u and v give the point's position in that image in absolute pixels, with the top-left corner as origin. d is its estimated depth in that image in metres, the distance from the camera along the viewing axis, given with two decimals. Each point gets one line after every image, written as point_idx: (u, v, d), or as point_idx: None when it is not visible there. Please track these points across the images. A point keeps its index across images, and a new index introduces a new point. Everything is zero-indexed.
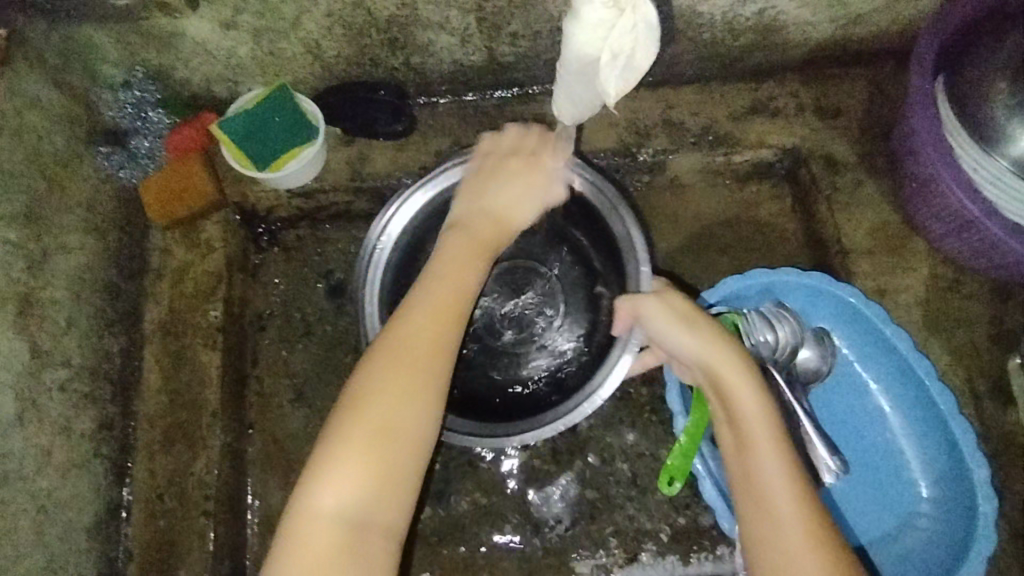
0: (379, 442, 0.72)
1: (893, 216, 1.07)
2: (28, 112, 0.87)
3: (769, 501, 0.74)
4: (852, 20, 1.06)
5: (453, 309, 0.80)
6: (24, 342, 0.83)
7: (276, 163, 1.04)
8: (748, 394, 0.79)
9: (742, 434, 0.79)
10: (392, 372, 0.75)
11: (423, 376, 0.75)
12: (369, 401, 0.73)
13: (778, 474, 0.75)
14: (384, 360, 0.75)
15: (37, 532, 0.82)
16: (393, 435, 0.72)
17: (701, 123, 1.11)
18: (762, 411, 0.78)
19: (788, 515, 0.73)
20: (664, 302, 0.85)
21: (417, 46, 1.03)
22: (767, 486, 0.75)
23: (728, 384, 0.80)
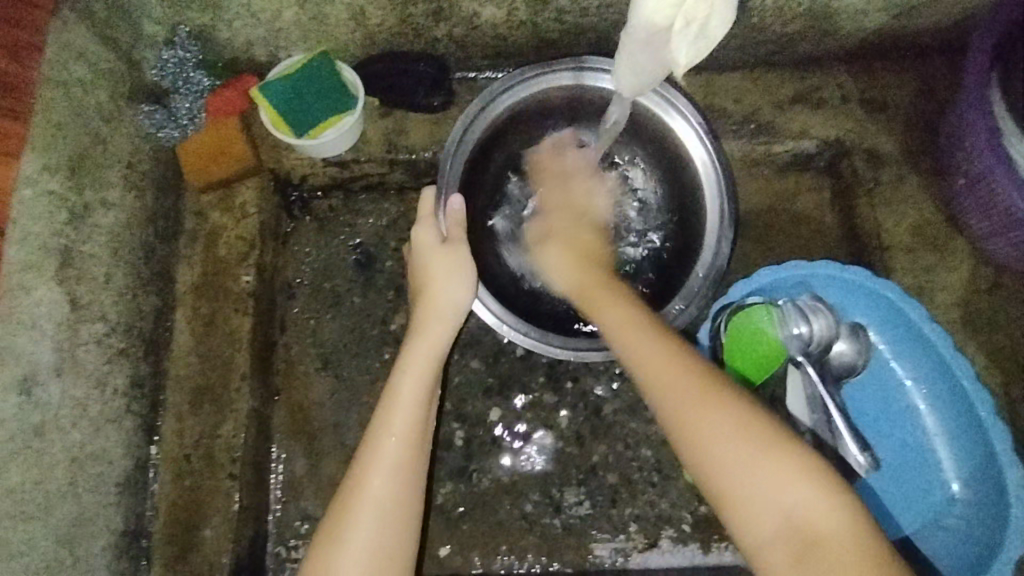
0: (378, 528, 0.77)
1: (935, 214, 1.05)
2: (74, 65, 0.86)
3: (669, 401, 0.73)
4: (907, 11, 1.03)
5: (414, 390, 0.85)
6: (64, 294, 0.83)
7: (313, 132, 1.03)
8: (621, 309, 0.82)
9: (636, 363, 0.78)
10: (369, 491, 0.79)
11: (393, 485, 0.79)
12: (361, 505, 0.78)
13: (666, 376, 0.74)
14: (361, 474, 0.80)
15: (69, 484, 0.83)
16: (387, 530, 0.78)
17: (744, 111, 1.09)
18: (643, 321, 0.80)
19: (684, 403, 0.72)
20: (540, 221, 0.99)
21: (462, 17, 1.01)
22: (659, 387, 0.74)
23: (606, 305, 0.83)
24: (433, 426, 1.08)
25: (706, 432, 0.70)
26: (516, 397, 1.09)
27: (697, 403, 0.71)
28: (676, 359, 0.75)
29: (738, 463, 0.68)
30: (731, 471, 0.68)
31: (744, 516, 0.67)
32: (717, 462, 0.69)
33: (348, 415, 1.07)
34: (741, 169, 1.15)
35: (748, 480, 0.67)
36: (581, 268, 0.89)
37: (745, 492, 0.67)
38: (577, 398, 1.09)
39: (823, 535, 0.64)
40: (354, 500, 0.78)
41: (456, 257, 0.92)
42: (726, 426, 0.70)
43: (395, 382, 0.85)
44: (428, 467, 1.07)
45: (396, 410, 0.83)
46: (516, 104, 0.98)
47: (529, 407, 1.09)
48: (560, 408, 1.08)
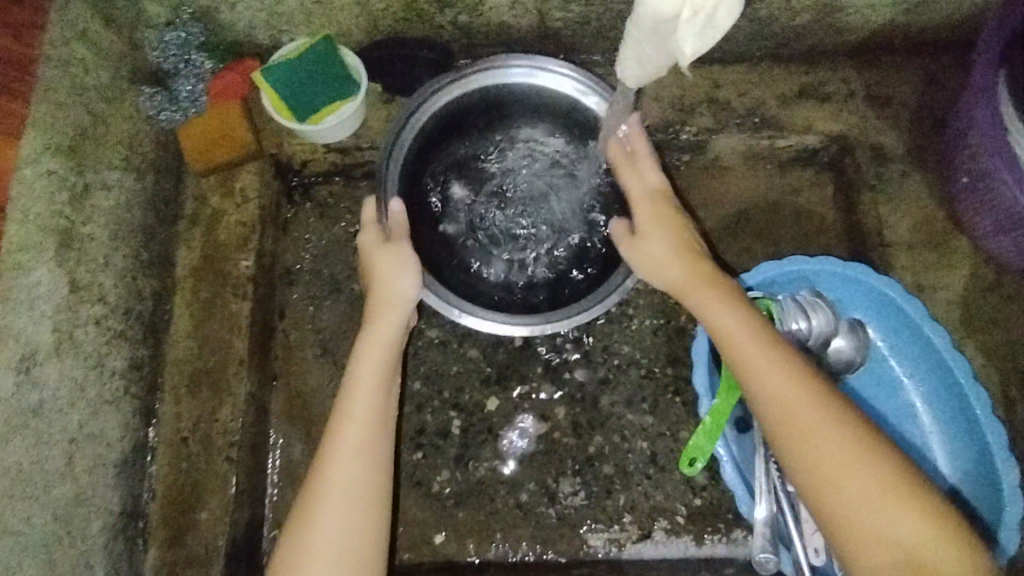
0: (338, 531, 0.76)
1: (937, 212, 1.05)
2: (75, 44, 0.86)
3: (792, 412, 0.73)
4: (915, 6, 1.02)
5: (369, 386, 0.84)
6: (63, 274, 0.83)
7: (315, 117, 1.03)
8: (732, 314, 0.81)
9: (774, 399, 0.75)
10: (330, 485, 0.78)
11: (348, 480, 0.78)
12: (321, 507, 0.77)
13: (790, 389, 0.74)
14: (324, 470, 0.79)
15: (67, 464, 0.83)
16: (352, 525, 0.77)
17: (749, 104, 1.09)
18: (755, 328, 0.80)
19: (815, 418, 0.72)
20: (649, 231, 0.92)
21: (466, 4, 1.01)
22: (778, 399, 0.75)
23: (715, 308, 0.82)
24: (430, 414, 1.09)
25: (830, 447, 0.71)
26: (513, 387, 1.09)
27: (841, 450, 0.70)
28: (811, 399, 0.74)
29: (864, 480, 0.69)
30: (854, 486, 0.69)
31: (864, 529, 0.67)
32: (840, 477, 0.69)
33: None
34: (743, 163, 1.14)
35: (870, 496, 0.68)
36: (694, 262, 0.88)
37: (874, 510, 0.67)
38: (575, 389, 1.09)
39: (926, 563, 0.65)
40: (316, 496, 0.78)
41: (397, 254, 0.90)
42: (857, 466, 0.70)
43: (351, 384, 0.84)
44: (425, 454, 1.07)
45: (354, 400, 0.83)
46: (441, 110, 1.00)
47: (527, 397, 1.09)
48: (557, 398, 1.09)
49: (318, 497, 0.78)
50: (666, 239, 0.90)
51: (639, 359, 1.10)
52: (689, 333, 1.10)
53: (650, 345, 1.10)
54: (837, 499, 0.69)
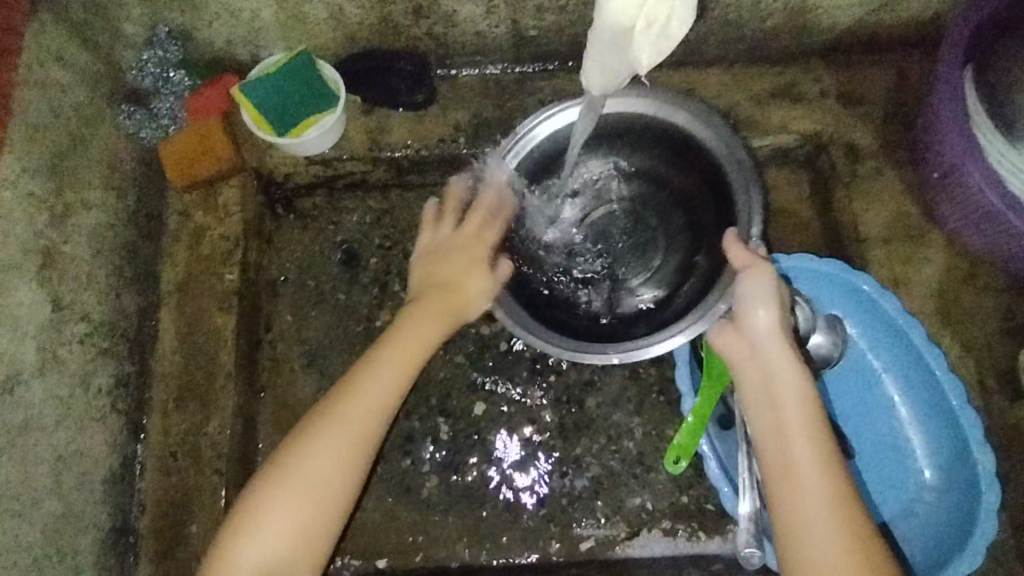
0: (295, 511, 0.78)
1: (911, 207, 1.07)
2: (53, 67, 0.87)
3: (798, 476, 0.77)
4: (882, 5, 1.04)
5: (380, 396, 0.83)
6: (46, 294, 0.84)
7: (294, 130, 1.04)
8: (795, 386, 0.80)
9: (783, 442, 0.79)
10: (355, 396, 0.82)
11: (367, 403, 0.82)
12: (293, 479, 0.78)
13: (812, 473, 0.76)
14: (358, 373, 0.84)
15: (56, 481, 0.84)
16: (342, 450, 0.80)
17: (723, 106, 1.10)
18: (807, 419, 0.79)
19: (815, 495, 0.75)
20: (754, 280, 0.83)
21: (441, 16, 1.02)
22: (795, 464, 0.77)
23: (777, 372, 0.81)
24: (418, 421, 1.10)
25: (813, 504, 0.75)
26: (500, 391, 1.10)
27: (817, 508, 0.75)
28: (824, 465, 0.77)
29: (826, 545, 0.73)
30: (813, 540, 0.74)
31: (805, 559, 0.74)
32: (810, 532, 0.74)
33: None
34: None
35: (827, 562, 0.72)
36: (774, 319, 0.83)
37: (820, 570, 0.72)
38: (561, 392, 1.10)
39: None
40: (341, 396, 0.82)
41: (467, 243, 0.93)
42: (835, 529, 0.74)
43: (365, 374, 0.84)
44: (413, 461, 1.08)
45: (368, 388, 0.83)
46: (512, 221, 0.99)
47: (514, 401, 1.10)
48: (543, 402, 1.10)
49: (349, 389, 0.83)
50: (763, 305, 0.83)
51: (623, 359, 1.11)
52: None
53: None
54: (790, 538, 0.75)
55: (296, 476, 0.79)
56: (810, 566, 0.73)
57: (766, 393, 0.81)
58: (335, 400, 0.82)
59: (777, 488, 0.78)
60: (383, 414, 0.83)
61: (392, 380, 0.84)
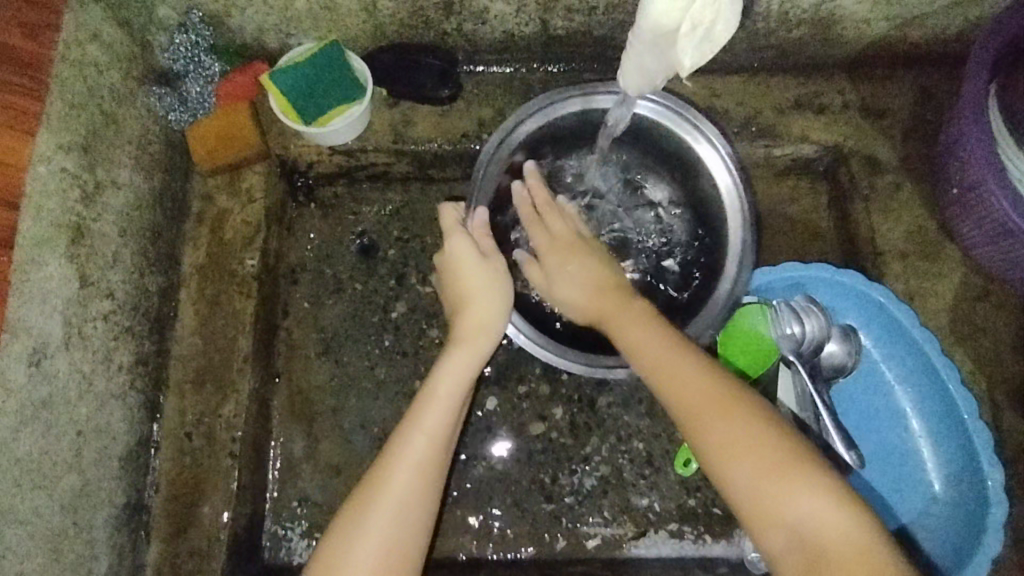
0: (390, 524, 0.79)
1: (928, 222, 1.07)
2: (89, 46, 0.88)
3: (699, 413, 0.76)
4: (909, 21, 1.05)
5: (440, 421, 0.85)
6: (74, 270, 0.85)
7: (322, 119, 1.05)
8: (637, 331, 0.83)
9: (678, 388, 0.78)
10: (404, 455, 0.82)
11: (419, 463, 0.82)
12: (378, 502, 0.80)
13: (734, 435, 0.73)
14: (400, 436, 0.84)
15: (75, 456, 0.85)
16: (411, 500, 0.81)
17: (746, 113, 1.11)
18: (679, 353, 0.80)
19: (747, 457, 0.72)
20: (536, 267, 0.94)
21: (472, 12, 1.03)
22: (691, 401, 0.76)
23: (625, 326, 0.85)
24: None
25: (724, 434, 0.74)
26: (512, 387, 1.11)
27: (731, 434, 0.73)
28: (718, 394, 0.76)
29: (794, 497, 0.70)
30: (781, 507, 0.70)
31: (758, 499, 0.71)
32: (773, 496, 0.70)
33: (346, 400, 1.09)
34: (741, 170, 1.17)
35: (809, 521, 0.69)
36: (602, 295, 0.88)
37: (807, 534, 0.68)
38: (572, 391, 1.11)
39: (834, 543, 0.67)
40: (393, 457, 0.82)
41: (499, 266, 0.93)
42: (757, 457, 0.72)
43: (420, 407, 0.85)
44: None
45: (427, 417, 0.84)
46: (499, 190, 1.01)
47: (525, 398, 1.11)
48: (555, 399, 1.11)
49: (398, 451, 0.82)
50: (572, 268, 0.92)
51: None
52: None
53: None
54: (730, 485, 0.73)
55: (371, 535, 0.78)
56: (766, 506, 0.70)
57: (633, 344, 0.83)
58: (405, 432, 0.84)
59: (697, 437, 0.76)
60: (445, 439, 0.85)
61: (447, 407, 0.85)
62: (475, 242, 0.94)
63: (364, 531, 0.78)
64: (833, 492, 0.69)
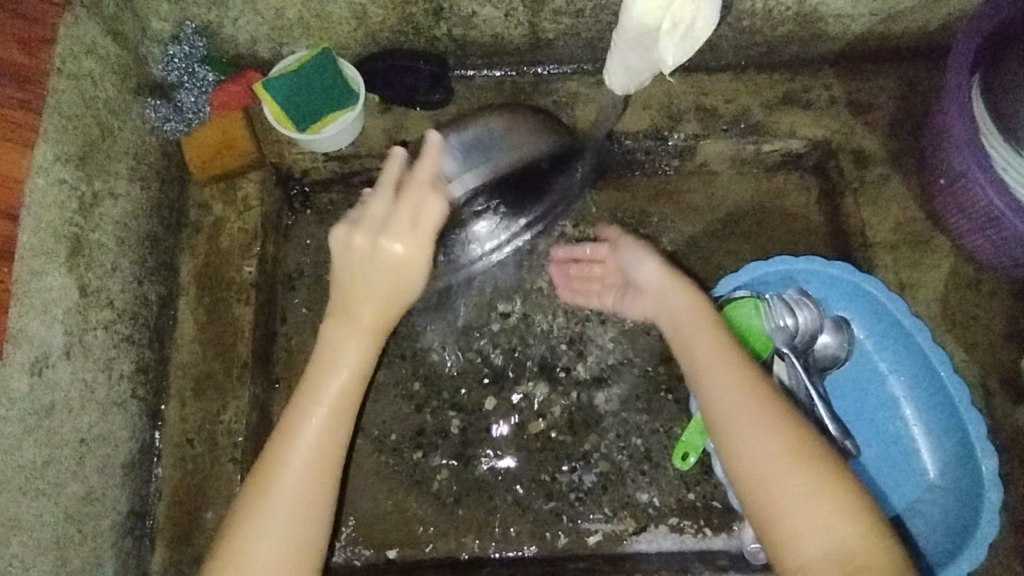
0: (294, 500, 0.80)
1: (917, 213, 1.09)
2: (84, 59, 0.89)
3: (709, 381, 0.85)
4: (892, 15, 1.06)
5: (333, 396, 0.84)
6: (73, 280, 0.86)
7: (315, 127, 1.06)
8: (694, 312, 0.91)
9: (699, 369, 0.87)
10: (301, 433, 0.82)
11: (319, 437, 0.82)
12: (281, 473, 0.80)
13: (740, 422, 0.81)
14: (299, 416, 0.83)
15: (78, 463, 0.86)
16: (310, 473, 0.81)
17: (734, 110, 1.12)
18: (719, 343, 0.87)
19: (751, 435, 0.80)
20: (635, 249, 1.00)
21: (461, 17, 1.04)
22: (708, 375, 0.86)
23: (681, 305, 0.92)
24: (429, 414, 1.11)
25: (735, 414, 0.82)
26: (510, 387, 1.12)
27: (745, 423, 0.81)
28: (745, 382, 0.83)
29: (785, 509, 0.76)
30: (774, 522, 0.76)
31: (745, 478, 0.79)
32: (769, 485, 0.77)
33: None
34: (730, 166, 1.18)
35: (787, 514, 0.76)
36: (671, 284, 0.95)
37: (776, 528, 0.76)
38: (571, 389, 1.12)
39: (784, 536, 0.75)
40: (292, 434, 0.82)
41: (426, 240, 0.82)
42: (761, 444, 0.79)
43: (321, 379, 0.84)
44: (423, 453, 1.10)
45: (326, 388, 0.84)
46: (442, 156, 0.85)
47: (522, 397, 1.12)
48: (553, 397, 1.12)
49: (295, 427, 0.82)
50: (652, 268, 0.97)
51: (632, 358, 1.13)
52: None
53: (643, 345, 1.13)
54: (725, 448, 0.82)
55: (278, 509, 0.79)
56: (753, 484, 0.78)
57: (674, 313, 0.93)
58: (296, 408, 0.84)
59: (706, 402, 0.85)
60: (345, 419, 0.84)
61: (352, 380, 0.85)
62: (415, 212, 0.81)
63: (269, 514, 0.79)
64: (821, 508, 0.75)
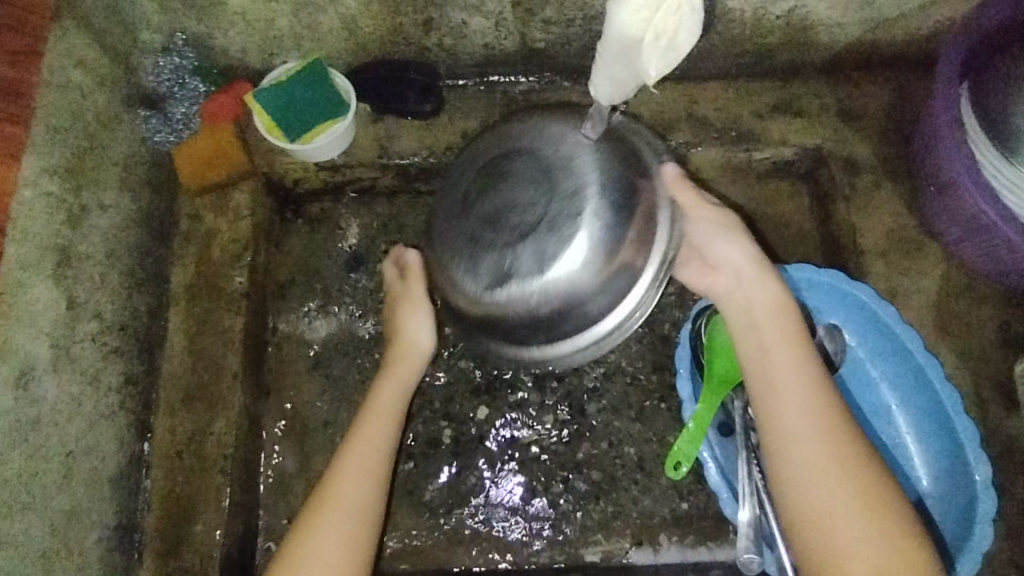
0: (344, 522, 0.83)
1: (908, 220, 1.09)
2: (74, 70, 0.89)
3: (777, 387, 0.81)
4: (881, 23, 1.07)
5: (379, 437, 0.90)
6: (61, 292, 0.86)
7: (307, 136, 1.06)
8: (771, 306, 0.85)
9: (768, 369, 0.82)
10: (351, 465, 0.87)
11: (367, 471, 0.87)
12: (332, 501, 0.84)
13: (811, 433, 0.77)
14: (348, 455, 0.88)
15: (65, 476, 0.85)
16: (359, 502, 0.85)
17: (725, 118, 1.12)
18: (792, 345, 0.83)
19: (816, 449, 0.77)
20: (719, 220, 0.90)
21: (451, 27, 1.04)
22: (776, 378, 0.81)
23: (758, 297, 0.86)
24: (421, 424, 1.11)
25: (800, 423, 0.78)
26: (502, 396, 1.12)
27: (814, 436, 0.77)
28: (813, 390, 0.80)
29: (851, 530, 0.73)
30: (840, 540, 0.73)
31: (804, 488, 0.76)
32: (833, 502, 0.75)
33: (338, 414, 1.09)
34: (722, 174, 1.18)
35: (854, 533, 0.73)
36: (754, 274, 0.88)
37: (838, 547, 0.73)
38: (563, 398, 1.11)
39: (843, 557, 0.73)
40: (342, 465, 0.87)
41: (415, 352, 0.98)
42: (829, 459, 0.76)
43: (361, 426, 0.91)
44: (415, 463, 1.09)
45: (370, 432, 0.90)
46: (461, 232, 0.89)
47: (515, 408, 1.11)
48: (545, 406, 1.11)
49: (349, 457, 0.88)
50: (732, 248, 0.89)
51: (625, 367, 1.12)
52: (673, 340, 1.13)
53: (635, 353, 1.13)
54: (784, 458, 0.78)
55: (328, 529, 0.82)
56: (813, 501, 0.75)
57: (744, 305, 0.87)
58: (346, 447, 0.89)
59: (768, 405, 0.81)
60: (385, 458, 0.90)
61: (385, 423, 0.92)
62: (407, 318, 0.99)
63: (321, 537, 0.82)
64: (888, 530, 0.73)
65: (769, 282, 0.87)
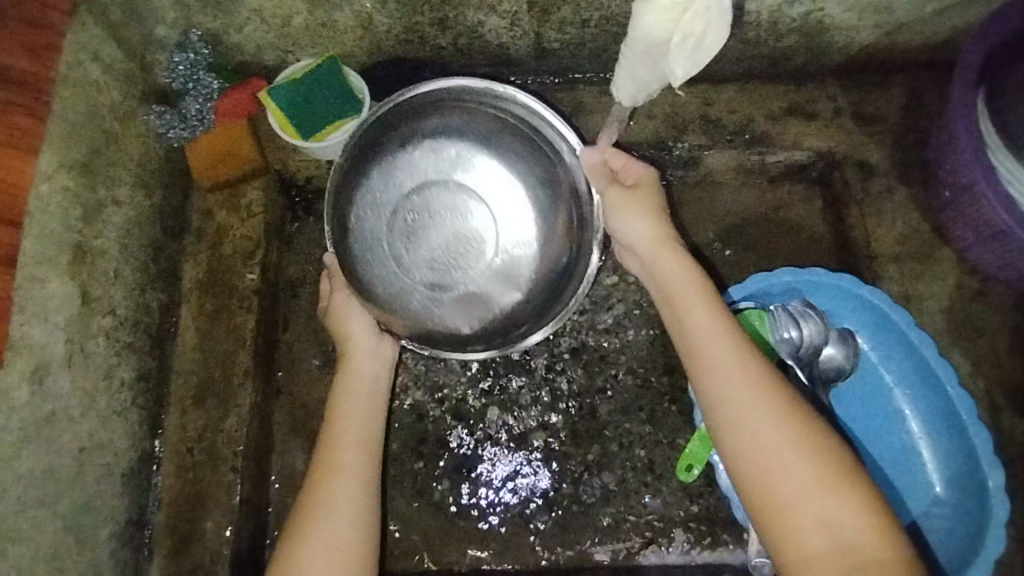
0: (350, 504, 0.83)
1: (922, 225, 1.09)
2: (90, 66, 0.89)
3: (706, 355, 0.80)
4: (897, 28, 1.06)
5: (358, 430, 0.89)
6: (76, 287, 0.85)
7: (320, 134, 1.06)
8: (685, 278, 0.86)
9: (697, 341, 0.81)
10: (344, 452, 0.87)
11: (358, 464, 0.86)
12: (336, 483, 0.84)
13: (746, 396, 0.75)
14: (336, 445, 0.87)
15: (78, 473, 0.85)
16: (359, 485, 0.85)
17: (739, 120, 1.12)
18: (715, 313, 0.82)
19: (753, 412, 0.74)
20: (630, 198, 0.91)
21: (467, 27, 1.04)
22: (705, 348, 0.80)
23: (672, 271, 0.87)
24: (431, 423, 1.11)
25: (734, 386, 0.76)
26: (513, 397, 1.11)
27: (752, 403, 0.75)
28: (742, 354, 0.79)
29: (801, 491, 0.69)
30: (791, 506, 0.69)
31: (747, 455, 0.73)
32: (780, 464, 0.71)
33: None
34: (734, 176, 1.18)
35: (806, 495, 0.69)
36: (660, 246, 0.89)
37: (789, 512, 0.69)
38: (574, 399, 1.11)
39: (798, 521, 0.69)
40: (335, 451, 0.87)
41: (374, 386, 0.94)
42: (770, 420, 0.74)
43: (341, 419, 0.90)
44: (424, 463, 1.09)
45: (349, 424, 0.89)
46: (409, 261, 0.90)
47: (526, 408, 1.11)
48: (556, 407, 1.11)
49: (336, 443, 0.87)
50: (644, 218, 0.90)
51: (636, 368, 1.12)
52: None
53: (647, 355, 1.12)
54: (726, 430, 0.76)
55: (338, 509, 0.82)
56: (761, 468, 0.72)
57: (665, 280, 0.87)
58: (336, 432, 0.89)
59: (702, 376, 0.80)
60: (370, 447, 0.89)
61: (365, 417, 0.91)
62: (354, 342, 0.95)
63: (326, 521, 0.81)
64: (841, 486, 0.69)
65: (678, 254, 0.88)
